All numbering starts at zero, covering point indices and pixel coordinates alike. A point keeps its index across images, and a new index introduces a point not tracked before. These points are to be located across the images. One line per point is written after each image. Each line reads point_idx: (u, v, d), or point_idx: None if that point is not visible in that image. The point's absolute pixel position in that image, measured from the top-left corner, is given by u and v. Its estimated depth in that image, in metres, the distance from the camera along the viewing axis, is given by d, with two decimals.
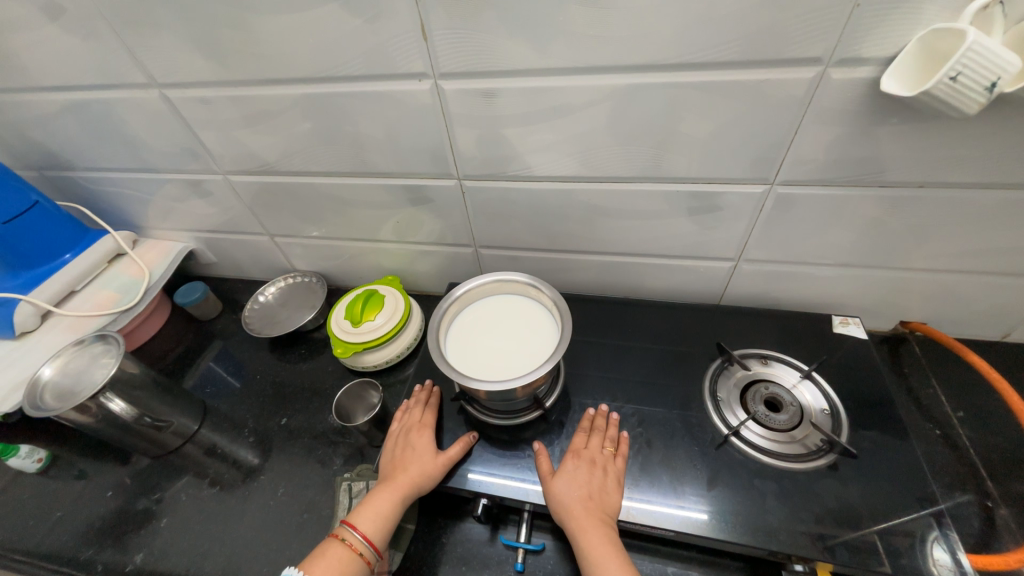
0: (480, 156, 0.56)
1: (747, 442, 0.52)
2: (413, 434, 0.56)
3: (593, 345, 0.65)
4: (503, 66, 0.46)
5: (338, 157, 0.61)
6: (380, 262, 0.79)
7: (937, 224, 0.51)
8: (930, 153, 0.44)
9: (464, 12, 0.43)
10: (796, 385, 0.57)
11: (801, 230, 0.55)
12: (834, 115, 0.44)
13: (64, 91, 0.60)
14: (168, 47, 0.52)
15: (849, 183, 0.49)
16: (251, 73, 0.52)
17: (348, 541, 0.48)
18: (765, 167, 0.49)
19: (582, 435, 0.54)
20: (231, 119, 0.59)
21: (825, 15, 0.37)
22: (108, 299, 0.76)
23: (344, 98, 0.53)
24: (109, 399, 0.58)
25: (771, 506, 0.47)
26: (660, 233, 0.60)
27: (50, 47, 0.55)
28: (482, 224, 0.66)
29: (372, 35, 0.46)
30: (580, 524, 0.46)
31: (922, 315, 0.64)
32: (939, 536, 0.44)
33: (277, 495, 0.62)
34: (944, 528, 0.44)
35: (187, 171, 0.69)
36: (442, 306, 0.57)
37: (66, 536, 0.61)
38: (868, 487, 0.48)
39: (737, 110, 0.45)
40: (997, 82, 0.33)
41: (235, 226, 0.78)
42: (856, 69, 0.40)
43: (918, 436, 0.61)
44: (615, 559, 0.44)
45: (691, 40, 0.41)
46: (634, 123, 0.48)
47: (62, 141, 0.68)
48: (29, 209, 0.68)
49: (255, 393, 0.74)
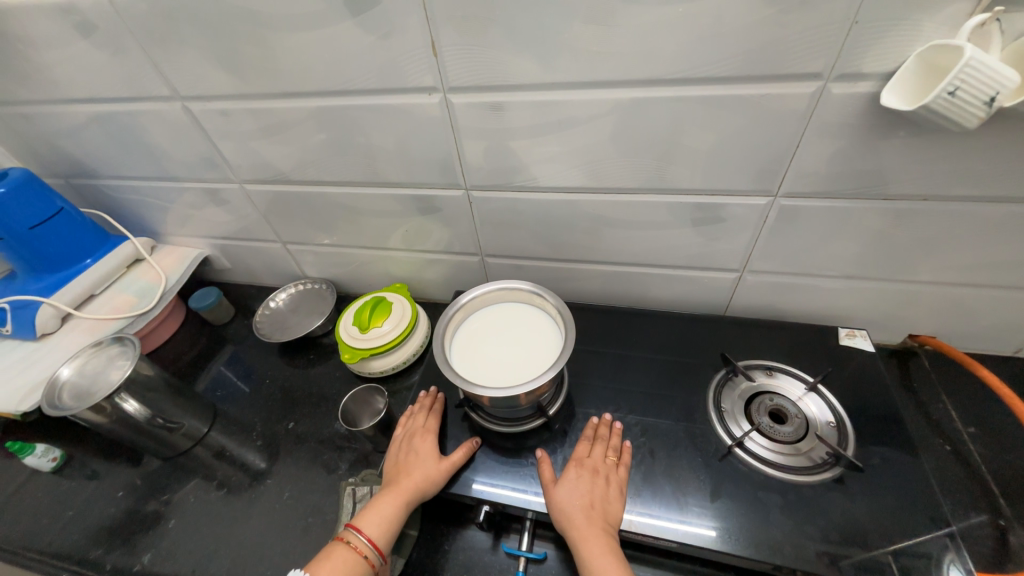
0: (488, 167, 0.57)
1: (751, 453, 0.51)
2: (417, 439, 0.56)
3: (597, 355, 0.65)
4: (510, 79, 0.47)
5: (349, 167, 0.62)
6: (388, 269, 0.80)
7: (942, 237, 0.51)
8: (935, 166, 0.45)
9: (472, 30, 0.44)
10: (802, 397, 0.56)
11: (807, 241, 0.56)
12: (836, 129, 0.44)
13: (92, 103, 0.63)
14: (192, 63, 0.55)
15: (853, 196, 0.49)
16: (269, 87, 0.55)
17: (353, 544, 0.48)
18: (768, 179, 0.50)
19: (586, 443, 0.54)
20: (249, 131, 0.61)
21: (825, 31, 0.38)
22: (125, 303, 0.78)
23: (356, 112, 0.55)
24: (124, 399, 0.59)
25: (775, 519, 0.47)
26: (664, 244, 0.60)
27: (80, 62, 0.58)
28: (488, 233, 0.67)
29: (384, 50, 0.48)
30: (582, 534, 0.46)
31: (931, 329, 0.64)
32: (956, 557, 0.43)
33: (282, 499, 0.63)
34: (959, 550, 0.44)
35: (205, 180, 0.71)
36: (448, 313, 0.57)
37: (77, 535, 0.62)
38: (874, 502, 0.47)
39: (739, 124, 0.46)
40: (996, 97, 0.34)
41: (248, 233, 0.80)
42: (856, 84, 0.41)
43: (928, 452, 0.60)
44: (617, 568, 0.44)
45: (693, 55, 0.42)
46: (638, 134, 0.49)
47: (89, 151, 0.71)
48: (55, 215, 0.71)
49: (265, 398, 0.75)
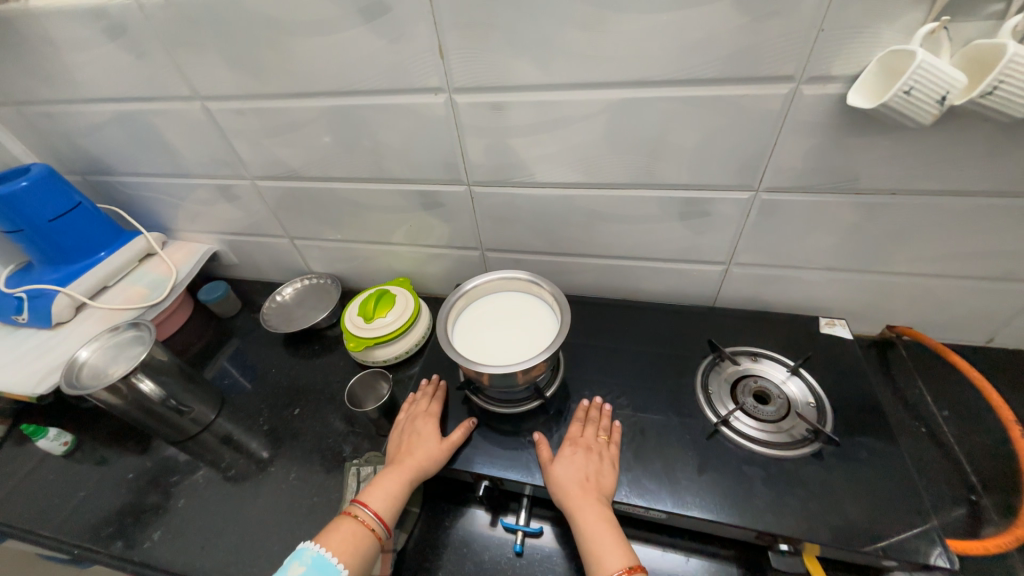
0: (488, 163, 0.61)
1: (736, 431, 0.54)
2: (419, 422, 0.59)
3: (591, 343, 0.69)
4: (510, 80, 0.51)
5: (357, 164, 0.66)
6: (391, 264, 0.83)
7: (911, 229, 0.55)
8: (900, 161, 0.48)
9: (475, 35, 0.48)
10: (785, 380, 0.59)
11: (787, 233, 0.59)
12: (809, 127, 0.48)
13: (113, 102, 0.67)
14: (212, 64, 0.58)
15: (827, 190, 0.53)
16: (284, 87, 0.58)
17: (359, 517, 0.50)
18: (750, 174, 0.54)
19: (578, 424, 0.57)
20: (263, 129, 0.65)
21: (795, 37, 0.42)
22: (137, 294, 0.80)
23: (366, 111, 0.59)
24: (140, 379, 0.62)
25: (758, 491, 0.50)
26: (654, 237, 0.64)
27: (106, 63, 0.61)
28: (488, 227, 0.71)
29: (394, 53, 0.52)
30: (578, 503, 0.49)
31: (907, 319, 0.67)
32: (941, 551, 0.44)
33: (288, 480, 0.65)
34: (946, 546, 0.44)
35: (218, 177, 0.75)
36: (450, 299, 0.60)
37: (88, 515, 0.64)
38: (850, 474, 0.50)
39: (721, 122, 0.50)
40: (946, 96, 0.38)
41: (257, 229, 0.84)
42: (826, 85, 0.45)
43: (905, 433, 0.63)
44: (612, 534, 0.46)
45: (678, 59, 0.46)
46: (629, 133, 0.53)
47: (107, 149, 0.75)
48: (73, 209, 0.74)
49: (271, 387, 0.78)
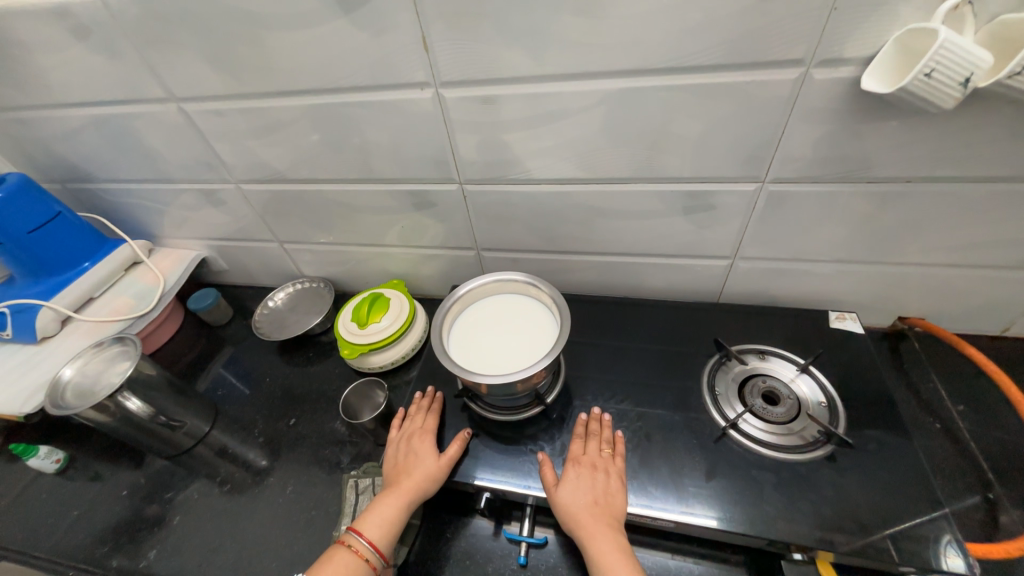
0: (481, 160, 0.58)
1: (745, 434, 0.53)
2: (415, 440, 0.57)
3: (593, 345, 0.66)
4: (501, 73, 0.48)
5: (345, 164, 0.63)
6: (385, 266, 0.81)
7: (926, 218, 0.52)
8: (917, 147, 0.46)
9: (463, 25, 0.45)
10: (794, 379, 0.57)
11: (795, 226, 0.57)
12: (818, 114, 0.45)
13: (87, 106, 0.64)
14: (186, 63, 0.55)
15: (838, 180, 0.50)
16: (264, 86, 0.55)
17: (354, 547, 0.48)
18: (755, 165, 0.51)
19: (579, 440, 0.54)
20: (244, 130, 0.62)
21: (805, 18, 0.39)
22: (124, 305, 0.78)
23: (350, 109, 0.56)
24: (128, 396, 0.60)
25: (769, 496, 0.48)
26: (656, 232, 0.61)
27: (76, 65, 0.58)
28: (483, 226, 0.68)
29: (377, 47, 0.49)
30: (590, 531, 0.46)
31: (920, 310, 0.65)
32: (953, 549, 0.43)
33: (285, 493, 0.63)
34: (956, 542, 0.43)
35: (201, 181, 0.72)
36: (444, 305, 0.58)
37: (83, 534, 0.62)
38: (866, 477, 0.48)
39: (726, 111, 0.47)
40: (970, 78, 0.35)
41: (245, 233, 0.81)
42: (838, 69, 0.42)
43: (919, 429, 0.61)
44: (626, 564, 0.44)
45: (680, 44, 0.43)
46: (629, 124, 0.50)
47: (85, 155, 0.72)
48: (53, 219, 0.71)
49: (265, 396, 0.76)
